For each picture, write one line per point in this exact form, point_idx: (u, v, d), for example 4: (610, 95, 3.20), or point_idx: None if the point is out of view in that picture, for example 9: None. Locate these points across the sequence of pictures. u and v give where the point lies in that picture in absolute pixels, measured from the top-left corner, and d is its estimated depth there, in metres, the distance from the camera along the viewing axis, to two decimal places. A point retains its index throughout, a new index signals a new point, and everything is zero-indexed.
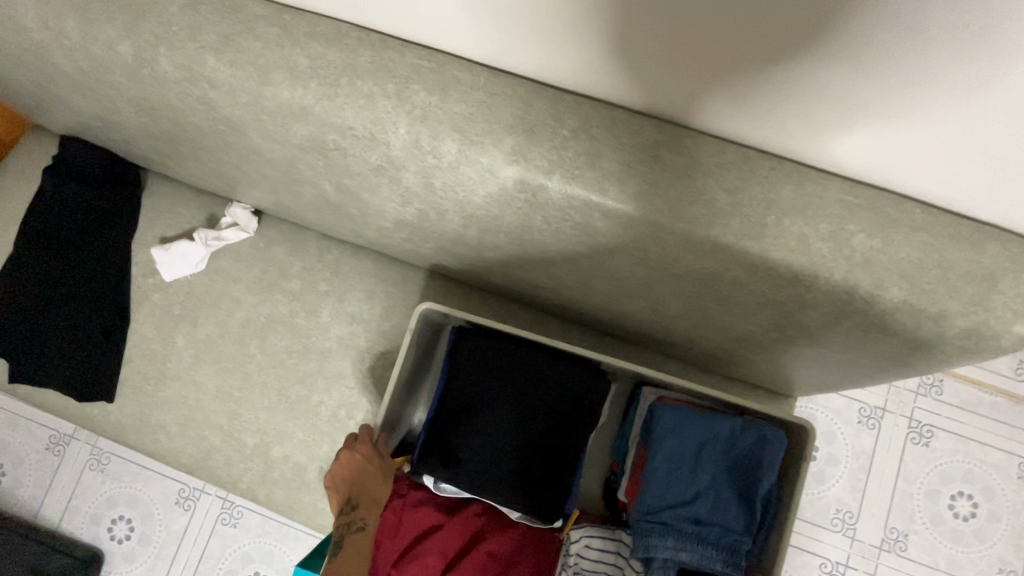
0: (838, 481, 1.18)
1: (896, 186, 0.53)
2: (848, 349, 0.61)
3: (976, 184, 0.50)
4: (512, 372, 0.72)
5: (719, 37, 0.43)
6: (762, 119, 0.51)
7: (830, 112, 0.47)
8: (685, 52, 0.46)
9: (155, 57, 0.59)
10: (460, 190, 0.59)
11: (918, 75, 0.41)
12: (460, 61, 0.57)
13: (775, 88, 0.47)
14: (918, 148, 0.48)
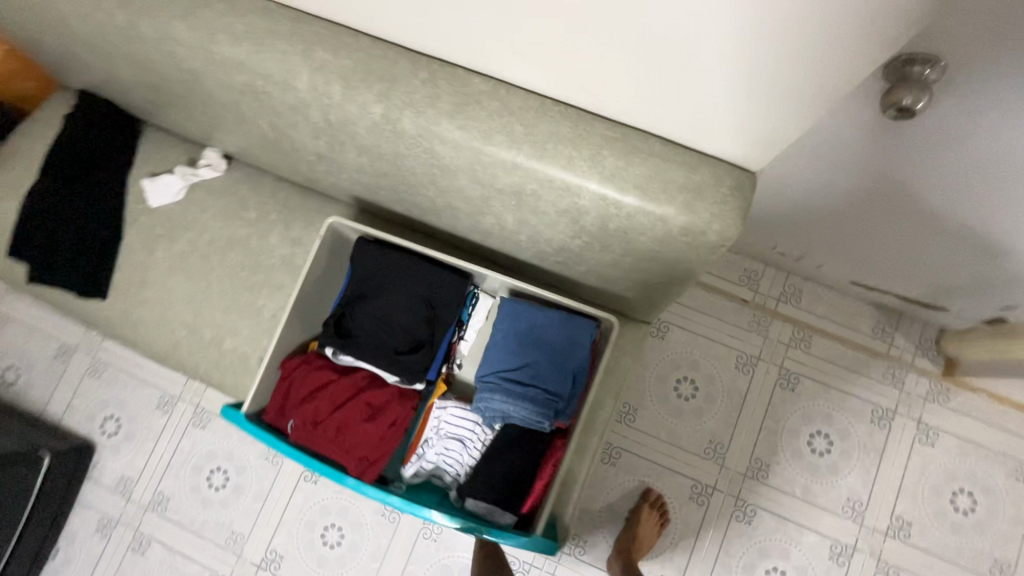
0: (714, 417, 1.37)
1: (659, 132, 0.72)
2: (629, 255, 0.81)
3: (709, 140, 0.70)
4: (397, 273, 0.93)
5: (494, 9, 0.62)
6: (587, 44, 0.60)
7: (643, 56, 0.58)
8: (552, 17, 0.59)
9: (139, 22, 0.83)
10: (348, 124, 0.81)
11: (740, 43, 0.52)
12: (349, 30, 0.80)
13: (608, 38, 0.58)
14: (704, 114, 0.64)
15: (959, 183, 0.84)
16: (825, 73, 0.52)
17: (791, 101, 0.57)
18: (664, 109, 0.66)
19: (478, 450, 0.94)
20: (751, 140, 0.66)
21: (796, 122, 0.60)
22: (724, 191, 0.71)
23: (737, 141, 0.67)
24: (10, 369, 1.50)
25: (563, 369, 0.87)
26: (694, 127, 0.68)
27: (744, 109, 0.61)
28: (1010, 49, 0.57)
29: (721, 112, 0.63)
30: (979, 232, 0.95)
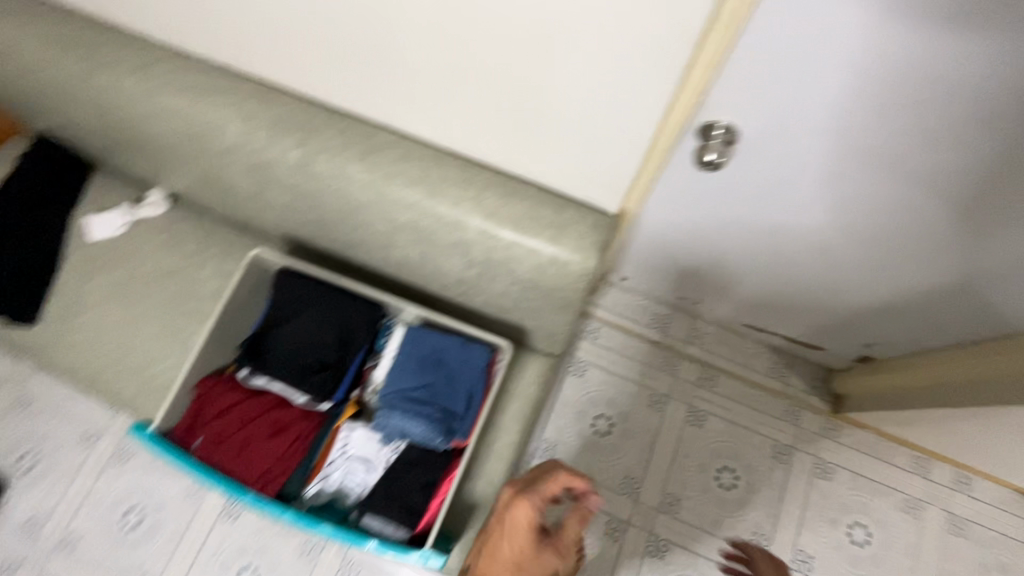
0: (629, 452, 1.44)
1: (534, 177, 0.86)
2: (514, 285, 0.92)
3: (573, 182, 0.84)
4: (313, 301, 1.02)
5: (390, 72, 0.78)
6: (466, 97, 0.76)
7: (504, 92, 0.72)
8: (427, 66, 0.73)
9: (97, 75, 0.96)
10: (272, 166, 0.93)
11: (569, 73, 0.66)
12: (279, 88, 0.93)
13: (475, 79, 0.72)
14: (562, 149, 0.78)
15: (789, 238, 1.01)
16: (637, 91, 0.65)
17: (624, 120, 0.70)
18: (537, 154, 0.80)
19: (381, 470, 0.99)
20: (604, 173, 0.80)
21: (634, 140, 0.73)
22: (585, 228, 0.84)
23: (593, 179, 0.82)
24: None
25: (457, 392, 0.96)
26: (560, 171, 0.82)
27: (600, 144, 0.75)
28: (774, 136, 0.75)
29: (581, 153, 0.77)
30: (822, 278, 1.10)
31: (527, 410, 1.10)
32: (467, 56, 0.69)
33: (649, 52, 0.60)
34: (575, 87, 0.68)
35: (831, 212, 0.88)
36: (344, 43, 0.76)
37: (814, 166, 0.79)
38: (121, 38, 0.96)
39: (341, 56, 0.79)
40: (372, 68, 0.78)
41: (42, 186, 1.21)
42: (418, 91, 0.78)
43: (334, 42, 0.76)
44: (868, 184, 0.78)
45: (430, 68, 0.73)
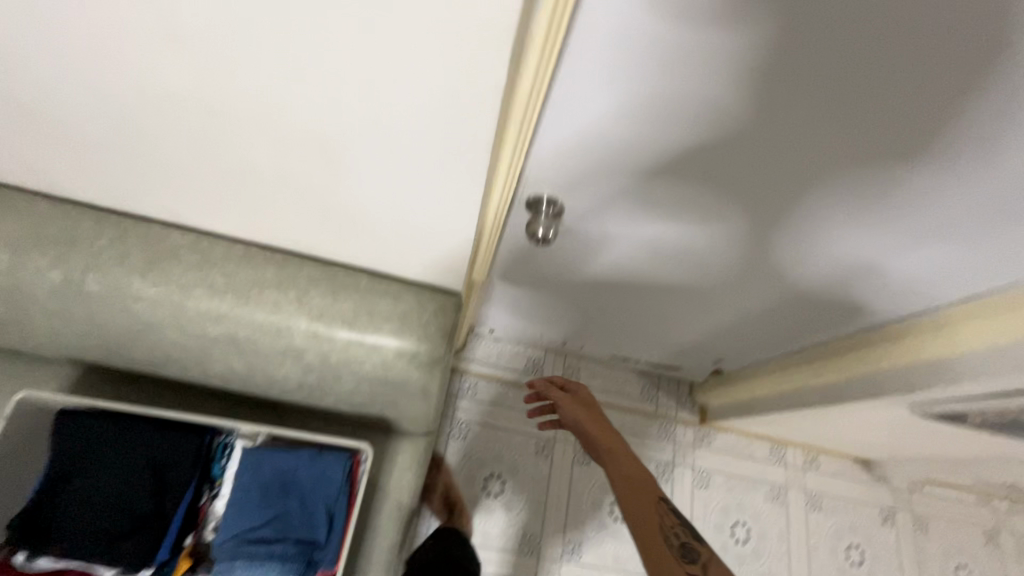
0: (523, 508, 1.40)
1: (365, 262, 0.79)
2: (361, 383, 0.83)
3: (408, 263, 0.79)
4: (109, 442, 0.82)
5: (171, 168, 0.67)
6: (264, 178, 0.66)
7: (308, 163, 0.63)
8: (210, 149, 0.63)
9: None
10: (22, 292, 0.74)
11: (375, 136, 0.58)
12: (23, 193, 0.75)
13: (272, 154, 0.62)
14: (391, 229, 0.73)
15: (638, 275, 1.03)
16: (453, 159, 0.60)
17: (450, 184, 0.64)
18: (363, 231, 0.73)
19: None
20: (438, 250, 0.76)
21: (465, 209, 0.68)
22: (427, 316, 0.79)
23: (429, 257, 0.77)
24: None
25: (314, 515, 0.84)
26: (391, 253, 0.77)
27: (430, 219, 0.70)
28: (605, 183, 0.74)
29: (410, 224, 0.71)
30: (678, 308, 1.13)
31: (404, 505, 1.01)
32: (245, 125, 0.58)
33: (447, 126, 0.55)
34: (381, 159, 0.61)
35: (668, 250, 0.91)
36: (97, 137, 0.62)
37: (646, 209, 0.80)
38: None
39: (100, 152, 0.65)
40: (142, 164, 0.66)
41: None
42: (206, 180, 0.68)
43: (84, 137, 0.63)
44: (698, 222, 0.80)
45: (210, 148, 0.62)
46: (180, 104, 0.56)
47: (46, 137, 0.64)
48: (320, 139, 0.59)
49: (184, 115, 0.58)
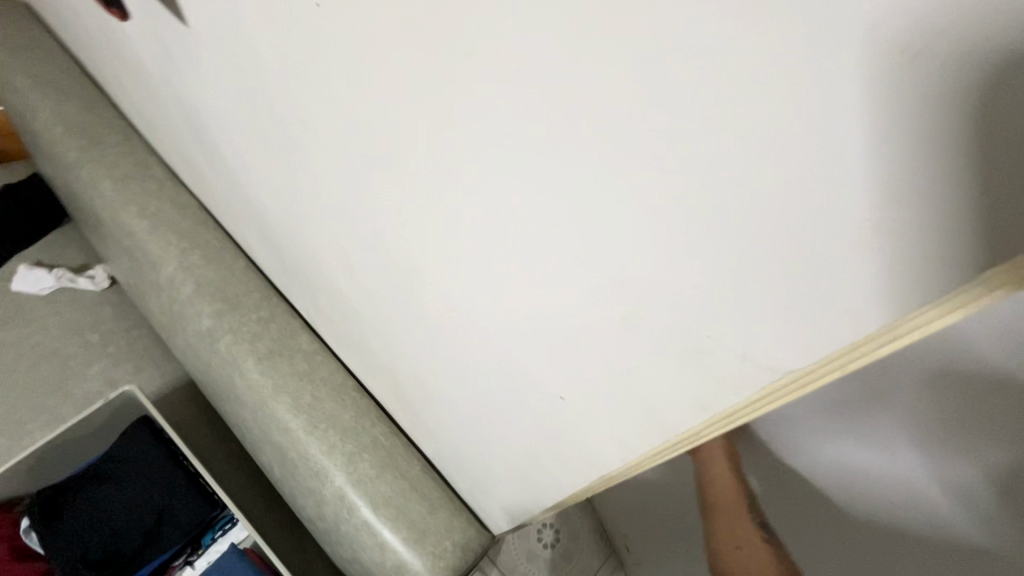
0: None
1: (425, 455, 0.77)
2: (353, 562, 0.77)
3: (461, 483, 0.74)
4: (149, 467, 0.89)
5: (320, 301, 0.73)
6: (373, 351, 0.69)
7: (411, 368, 0.61)
8: (348, 308, 0.65)
9: (89, 170, 0.97)
10: (183, 319, 0.88)
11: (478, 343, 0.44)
12: (237, 250, 0.91)
13: (388, 345, 0.63)
14: (455, 455, 0.68)
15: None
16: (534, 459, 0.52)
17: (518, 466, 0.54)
18: (431, 436, 0.71)
19: None
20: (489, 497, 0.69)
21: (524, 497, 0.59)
22: (446, 545, 0.71)
23: (478, 496, 0.71)
24: None
25: None
26: (449, 465, 0.73)
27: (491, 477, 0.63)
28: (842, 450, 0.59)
29: (469, 463, 0.66)
30: None
31: None
32: (370, 266, 0.51)
33: (552, 430, 0.43)
34: (473, 402, 0.52)
35: None
36: (287, 255, 0.72)
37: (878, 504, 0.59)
38: (133, 148, 0.99)
39: (285, 262, 0.75)
40: (302, 285, 0.74)
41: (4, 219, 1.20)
42: (336, 325, 0.73)
43: (280, 250, 0.73)
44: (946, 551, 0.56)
45: (345, 305, 0.65)
46: (335, 251, 0.56)
47: (257, 233, 0.77)
48: (428, 345, 0.52)
49: (336, 264, 0.58)
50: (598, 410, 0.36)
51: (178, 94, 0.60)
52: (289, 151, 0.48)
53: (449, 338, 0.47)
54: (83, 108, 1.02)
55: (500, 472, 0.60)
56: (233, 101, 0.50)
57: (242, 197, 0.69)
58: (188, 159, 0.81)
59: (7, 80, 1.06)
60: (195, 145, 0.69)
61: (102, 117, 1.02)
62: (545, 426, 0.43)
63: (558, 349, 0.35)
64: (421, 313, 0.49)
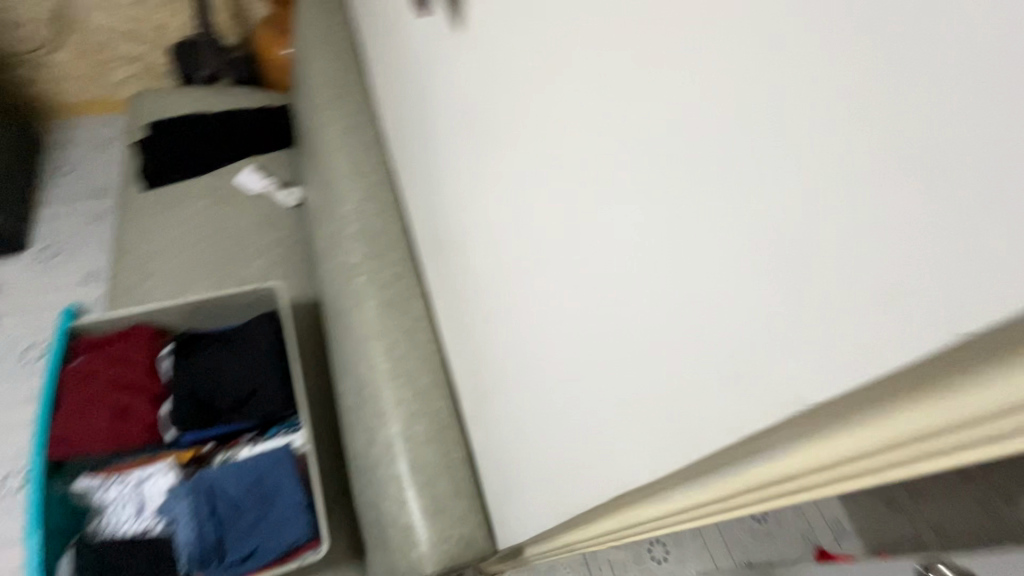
0: None
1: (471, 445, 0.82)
2: (372, 507, 0.84)
3: (491, 485, 0.78)
4: (263, 351, 1.03)
5: (445, 277, 0.84)
6: (470, 334, 0.77)
7: (495, 357, 0.68)
8: (467, 286, 0.75)
9: (327, 115, 1.21)
10: (339, 249, 1.05)
11: (560, 346, 0.49)
12: (401, 213, 1.07)
13: (485, 332, 0.70)
14: (498, 454, 0.73)
15: None
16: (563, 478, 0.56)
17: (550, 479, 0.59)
18: (487, 429, 0.77)
19: (133, 530, 0.90)
20: (510, 508, 0.72)
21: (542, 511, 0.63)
22: (454, 533, 0.75)
23: (501, 503, 0.75)
24: (71, 169, 1.85)
25: (246, 537, 0.86)
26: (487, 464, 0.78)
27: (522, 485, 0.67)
28: None
29: (509, 463, 0.71)
30: None
31: None
32: (500, 254, 0.60)
33: (591, 449, 0.48)
34: (539, 408, 0.58)
35: None
36: (439, 227, 0.84)
37: None
38: (364, 110, 1.22)
39: (435, 234, 0.87)
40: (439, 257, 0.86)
41: (253, 128, 1.54)
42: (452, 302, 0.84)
43: (435, 222, 0.85)
44: None
45: (465, 283, 0.75)
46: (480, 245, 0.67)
47: (423, 204, 0.92)
48: (519, 337, 0.60)
49: (472, 248, 0.68)
50: (636, 443, 0.40)
51: (423, 81, 0.76)
52: (479, 146, 0.60)
53: (539, 337, 0.54)
54: (344, 70, 1.29)
55: (532, 480, 0.64)
56: (458, 98, 0.63)
57: (425, 171, 0.84)
58: (400, 128, 0.98)
59: (305, 34, 1.37)
60: (412, 121, 0.85)
61: (354, 81, 1.27)
62: (591, 450, 0.48)
63: (628, 359, 0.38)
64: (524, 307, 0.56)
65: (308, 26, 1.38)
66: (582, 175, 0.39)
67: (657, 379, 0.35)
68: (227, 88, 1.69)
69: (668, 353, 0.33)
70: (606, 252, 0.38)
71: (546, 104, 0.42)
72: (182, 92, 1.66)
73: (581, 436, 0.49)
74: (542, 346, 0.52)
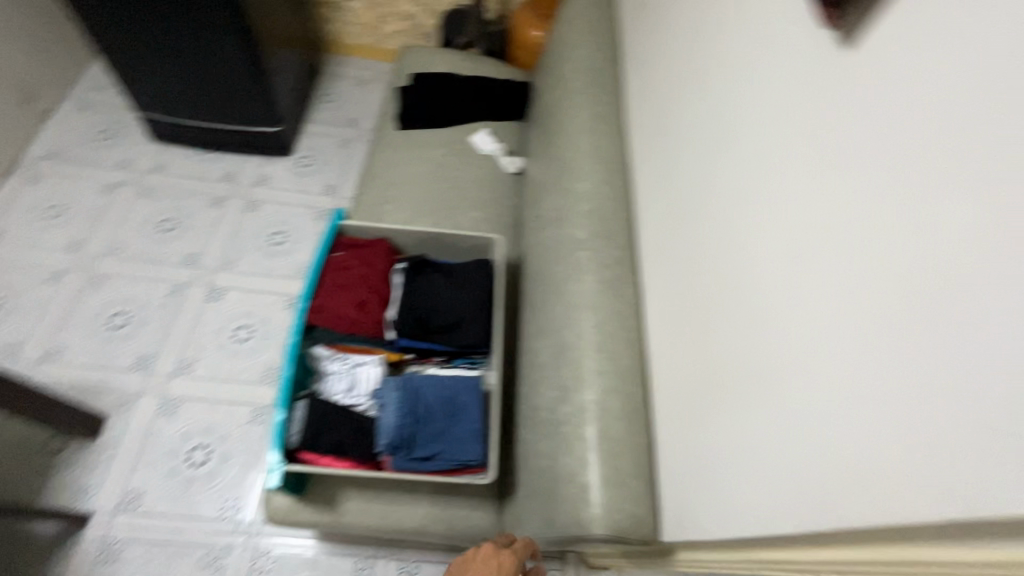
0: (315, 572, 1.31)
1: (663, 436, 0.86)
2: (546, 459, 0.91)
3: (677, 479, 0.81)
4: (476, 292, 1.15)
5: (687, 277, 0.89)
6: (706, 335, 0.81)
7: (733, 362, 0.72)
8: (711, 289, 0.81)
9: (580, 99, 1.30)
10: (567, 223, 1.12)
11: (823, 370, 0.55)
12: (630, 205, 1.12)
13: (730, 336, 0.74)
14: (699, 453, 0.77)
15: None
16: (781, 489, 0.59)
17: (753, 475, 0.65)
18: (693, 431, 0.80)
19: (347, 402, 1.06)
20: (697, 503, 0.76)
21: (736, 510, 0.67)
22: (625, 509, 0.79)
23: (687, 498, 0.78)
24: (334, 98, 2.18)
25: (431, 443, 0.98)
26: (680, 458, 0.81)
27: (722, 485, 0.71)
28: None
29: (713, 468, 0.74)
30: None
31: (439, 528, 1.08)
32: (772, 270, 0.67)
33: (818, 465, 0.54)
34: (762, 418, 0.65)
35: None
36: (692, 232, 0.90)
37: None
38: (615, 101, 1.29)
39: (682, 238, 0.93)
40: (685, 262, 0.91)
41: (496, 96, 1.69)
42: (685, 305, 0.88)
43: (689, 226, 0.92)
44: None
45: (714, 289, 0.80)
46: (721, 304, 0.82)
47: (675, 212, 0.97)
48: (764, 347, 0.66)
49: (738, 265, 0.75)
50: (880, 475, 0.46)
51: (739, 96, 0.80)
52: (791, 171, 0.65)
53: (793, 356, 0.60)
54: (604, 61, 1.36)
55: (743, 486, 0.67)
56: (786, 120, 0.67)
57: (701, 181, 0.89)
58: (672, 132, 1.03)
59: (574, 22, 1.48)
60: (701, 130, 0.91)
61: (610, 73, 1.35)
62: (814, 470, 0.55)
63: (907, 406, 0.44)
64: (784, 325, 0.63)
65: (578, 15, 1.48)
66: (927, 240, 0.44)
67: (941, 431, 0.41)
68: (479, 56, 1.88)
69: (968, 414, 0.39)
70: (927, 310, 0.44)
71: (902, 166, 0.48)
72: (443, 52, 1.87)
73: (811, 454, 0.56)
74: (800, 363, 0.59)
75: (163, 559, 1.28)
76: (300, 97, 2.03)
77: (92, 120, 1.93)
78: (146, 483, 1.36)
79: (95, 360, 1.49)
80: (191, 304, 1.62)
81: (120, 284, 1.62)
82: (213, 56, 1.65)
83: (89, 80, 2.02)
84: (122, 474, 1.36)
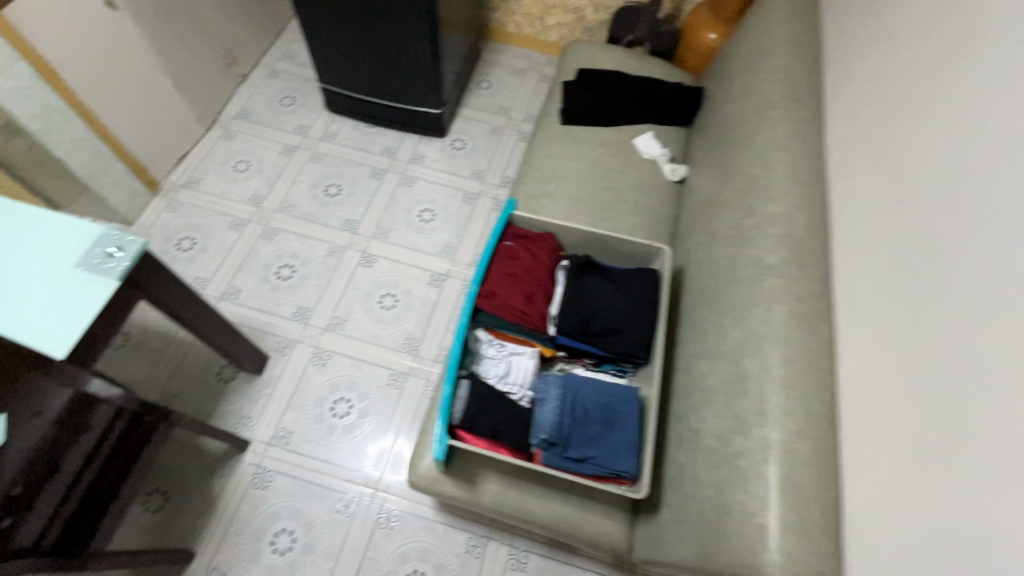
0: (432, 539, 1.38)
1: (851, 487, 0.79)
2: (711, 488, 0.88)
3: (869, 535, 0.74)
4: (639, 301, 1.14)
5: (899, 315, 0.80)
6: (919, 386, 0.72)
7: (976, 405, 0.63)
8: (939, 315, 0.72)
9: (774, 112, 1.22)
10: (752, 244, 1.06)
11: None
12: (826, 233, 1.04)
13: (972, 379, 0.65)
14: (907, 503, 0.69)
15: None
16: None
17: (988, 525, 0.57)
18: (893, 494, 0.71)
19: (503, 388, 1.09)
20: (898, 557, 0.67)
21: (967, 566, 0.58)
22: (808, 562, 0.74)
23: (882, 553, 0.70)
24: (488, 84, 2.23)
25: (588, 446, 0.97)
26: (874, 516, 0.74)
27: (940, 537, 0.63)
28: None
29: (917, 530, 0.67)
30: None
31: (570, 530, 1.07)
32: None
33: None
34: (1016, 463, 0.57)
35: None
36: (914, 256, 0.80)
37: None
38: (814, 117, 1.19)
39: (895, 267, 0.84)
40: (894, 300, 0.81)
41: (665, 99, 1.64)
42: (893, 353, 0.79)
43: (908, 252, 0.82)
44: None
45: (944, 324, 0.71)
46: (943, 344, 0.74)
47: (879, 247, 0.89)
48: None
49: (993, 303, 0.65)
50: None
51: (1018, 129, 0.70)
52: None
53: None
54: (804, 73, 1.26)
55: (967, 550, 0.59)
56: None
57: (937, 206, 0.79)
58: (896, 158, 0.92)
59: (770, 29, 1.38)
60: (942, 156, 0.81)
61: (810, 86, 1.25)
62: None
63: None
64: None
65: (777, 21, 1.38)
66: None
67: None
68: (645, 55, 1.83)
69: None
70: None
71: None
72: (609, 48, 1.84)
73: None
74: None
75: (303, 496, 1.40)
76: (458, 81, 2.10)
77: (278, 86, 2.13)
78: (295, 424, 1.49)
79: (263, 304, 1.65)
80: (345, 267, 1.75)
81: (289, 239, 1.78)
82: (397, 39, 1.73)
83: (278, 49, 2.22)
84: (276, 412, 1.50)
